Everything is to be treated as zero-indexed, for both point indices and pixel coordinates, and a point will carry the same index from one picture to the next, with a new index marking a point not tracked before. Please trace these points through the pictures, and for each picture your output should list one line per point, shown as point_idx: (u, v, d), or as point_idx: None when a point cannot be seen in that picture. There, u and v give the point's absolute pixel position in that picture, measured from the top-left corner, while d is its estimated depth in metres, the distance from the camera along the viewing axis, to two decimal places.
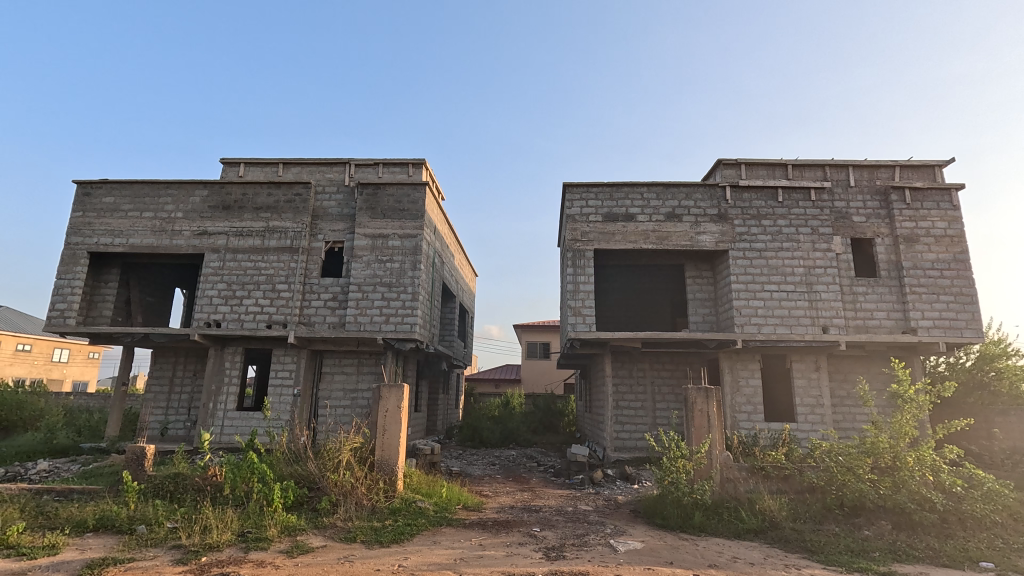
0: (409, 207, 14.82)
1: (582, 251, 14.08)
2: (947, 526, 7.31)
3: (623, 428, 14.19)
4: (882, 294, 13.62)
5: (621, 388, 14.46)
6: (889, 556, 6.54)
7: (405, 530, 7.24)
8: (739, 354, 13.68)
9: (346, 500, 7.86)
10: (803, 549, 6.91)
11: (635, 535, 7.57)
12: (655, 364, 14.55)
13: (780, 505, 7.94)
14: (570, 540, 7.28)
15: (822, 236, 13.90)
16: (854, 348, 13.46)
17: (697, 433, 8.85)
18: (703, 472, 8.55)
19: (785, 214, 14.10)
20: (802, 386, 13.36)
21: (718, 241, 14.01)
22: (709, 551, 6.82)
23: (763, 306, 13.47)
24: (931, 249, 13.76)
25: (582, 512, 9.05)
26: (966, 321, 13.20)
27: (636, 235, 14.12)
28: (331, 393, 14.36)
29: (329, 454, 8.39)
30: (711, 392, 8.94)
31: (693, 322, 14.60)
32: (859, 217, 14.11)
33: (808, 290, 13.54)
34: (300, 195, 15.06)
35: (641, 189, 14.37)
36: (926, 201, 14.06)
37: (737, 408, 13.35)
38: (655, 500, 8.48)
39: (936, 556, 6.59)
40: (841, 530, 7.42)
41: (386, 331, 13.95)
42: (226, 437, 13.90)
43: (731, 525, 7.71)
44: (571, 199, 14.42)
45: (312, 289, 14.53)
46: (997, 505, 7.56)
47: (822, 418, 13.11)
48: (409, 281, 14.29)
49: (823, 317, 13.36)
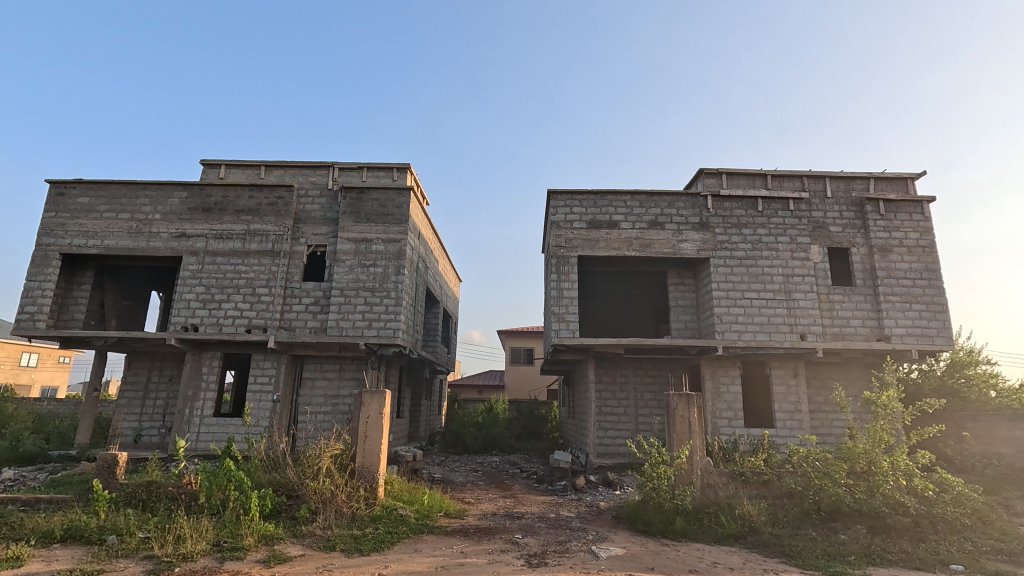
0: (393, 212, 14.75)
1: (566, 257, 14.19)
2: (921, 529, 7.47)
3: (606, 434, 14.27)
4: (857, 302, 13.94)
5: (604, 395, 14.54)
6: (864, 560, 6.66)
7: (384, 538, 7.14)
8: (721, 361, 13.83)
9: (326, 508, 7.75)
10: (782, 553, 6.99)
11: (617, 541, 7.60)
12: (637, 370, 14.64)
13: (760, 510, 8.02)
14: (552, 547, 7.27)
15: (801, 245, 14.19)
16: (832, 356, 13.72)
17: (678, 439, 8.96)
18: (684, 478, 8.63)
19: (764, 223, 14.36)
20: (781, 392, 13.57)
21: (699, 249, 14.21)
22: (689, 557, 6.85)
23: (743, 313, 13.70)
24: (904, 259, 14.14)
25: (565, 518, 9.05)
26: (938, 328, 13.60)
27: (619, 243, 14.25)
28: (312, 399, 14.13)
29: (309, 461, 8.26)
30: (693, 398, 9.04)
31: (676, 328, 14.76)
32: (836, 227, 14.44)
33: (786, 298, 13.79)
34: (282, 198, 14.87)
35: (624, 198, 14.52)
36: (899, 212, 14.46)
37: (717, 414, 13.50)
38: (637, 507, 8.54)
39: (909, 560, 6.74)
40: (818, 534, 7.53)
41: (369, 336, 13.79)
42: (202, 444, 13.58)
43: (712, 530, 7.79)
44: (555, 206, 14.53)
45: (294, 293, 14.33)
46: (966, 508, 7.78)
47: (800, 423, 13.33)
48: (393, 286, 14.20)
49: (801, 324, 13.62)
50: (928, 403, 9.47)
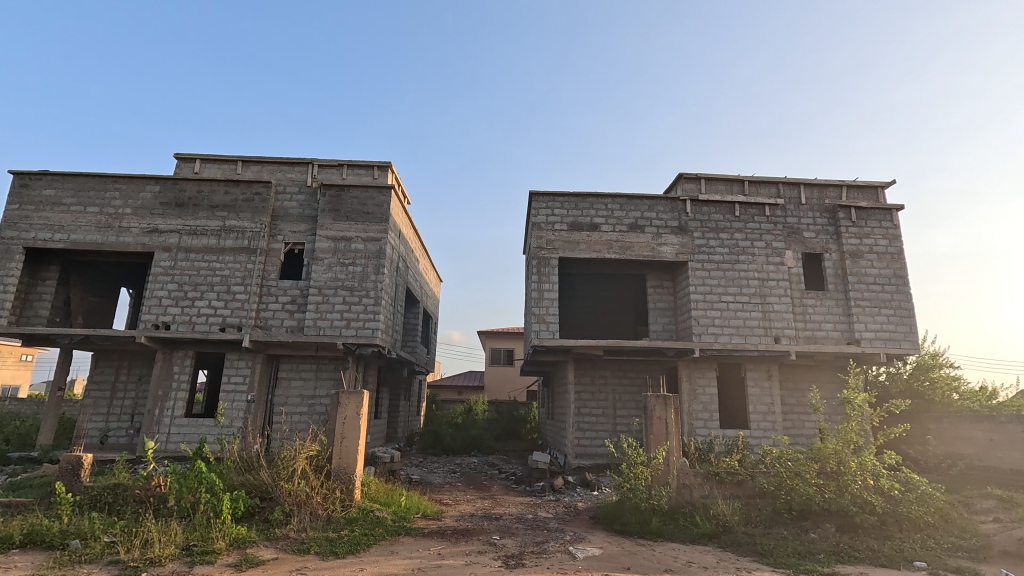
0: (373, 210, 14.60)
1: (547, 258, 14.24)
2: (886, 527, 7.71)
3: (584, 435, 14.35)
4: (829, 307, 14.31)
5: (583, 396, 14.63)
6: (833, 558, 6.83)
7: (360, 541, 7.05)
8: (698, 362, 14.05)
9: (300, 510, 7.62)
10: (754, 552, 7.13)
11: (594, 541, 7.66)
12: (616, 372, 14.77)
13: (733, 510, 8.18)
14: (529, 547, 7.28)
15: (776, 250, 14.51)
16: (804, 358, 14.06)
17: (655, 440, 9.07)
18: (660, 478, 8.73)
19: (741, 228, 14.64)
20: (756, 394, 13.85)
21: (678, 252, 14.41)
22: (664, 556, 6.94)
23: (719, 316, 13.95)
24: (874, 265, 14.57)
25: (543, 519, 9.08)
26: (905, 332, 14.06)
27: (600, 245, 14.36)
28: (287, 399, 13.88)
29: (283, 462, 8.10)
30: (670, 400, 9.15)
31: (654, 330, 14.95)
32: (809, 233, 14.80)
33: (761, 302, 14.08)
34: (259, 194, 14.59)
35: (605, 201, 14.64)
36: (870, 220, 14.89)
37: (694, 415, 13.70)
38: (614, 507, 8.61)
39: (875, 557, 6.94)
40: (789, 533, 7.71)
41: (347, 336, 13.62)
42: (172, 445, 13.23)
43: (687, 530, 7.91)
44: (537, 207, 14.57)
45: (270, 292, 14.06)
46: (930, 507, 8.05)
47: (774, 425, 13.63)
48: (372, 285, 14.05)
49: (775, 327, 13.92)
50: (895, 406, 9.76)
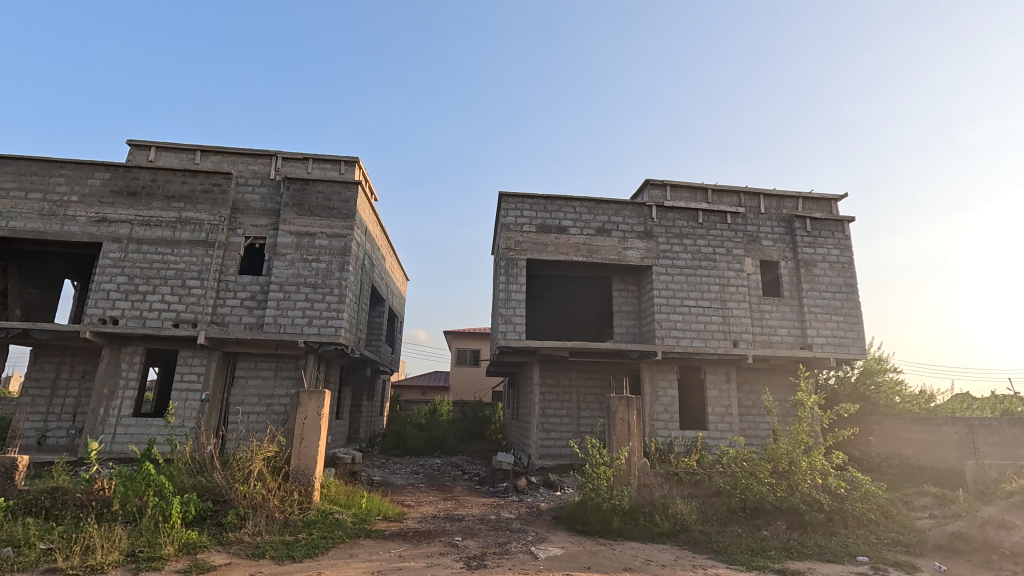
0: (339, 206, 14.30)
1: (516, 259, 14.28)
2: (832, 524, 8.08)
3: (548, 436, 14.44)
4: (785, 313, 14.89)
5: (547, 397, 14.73)
6: (783, 554, 7.10)
7: (319, 544, 6.88)
8: (660, 365, 14.36)
9: (256, 513, 7.37)
10: (710, 550, 7.34)
11: (556, 541, 7.72)
12: (581, 373, 14.94)
13: (691, 509, 8.40)
14: (492, 548, 7.27)
15: (736, 257, 14.99)
16: (760, 362, 14.58)
17: (618, 440, 9.23)
18: (622, 478, 8.87)
19: (704, 235, 15.07)
20: (714, 396, 14.27)
21: (643, 257, 14.71)
22: (624, 555, 7.05)
23: (681, 319, 14.31)
24: (826, 274, 15.25)
25: (505, 520, 9.09)
26: (853, 338, 14.78)
27: (567, 248, 14.51)
28: (244, 399, 13.41)
29: (239, 464, 7.81)
30: (632, 401, 9.32)
31: (618, 333, 15.21)
32: (767, 241, 15.36)
33: (721, 307, 14.52)
34: (218, 185, 14.05)
35: (573, 204, 14.80)
36: (823, 230, 15.58)
37: (655, 416, 13.99)
38: (576, 507, 8.70)
39: (822, 553, 7.26)
40: (743, 530, 7.97)
41: (308, 334, 13.28)
42: (118, 446, 12.57)
43: (646, 529, 8.06)
44: (506, 208, 14.60)
45: (228, 287, 13.56)
46: (872, 504, 8.48)
47: (731, 426, 14.07)
48: (336, 282, 13.75)
49: (734, 332, 14.39)
50: (843, 408, 10.24)
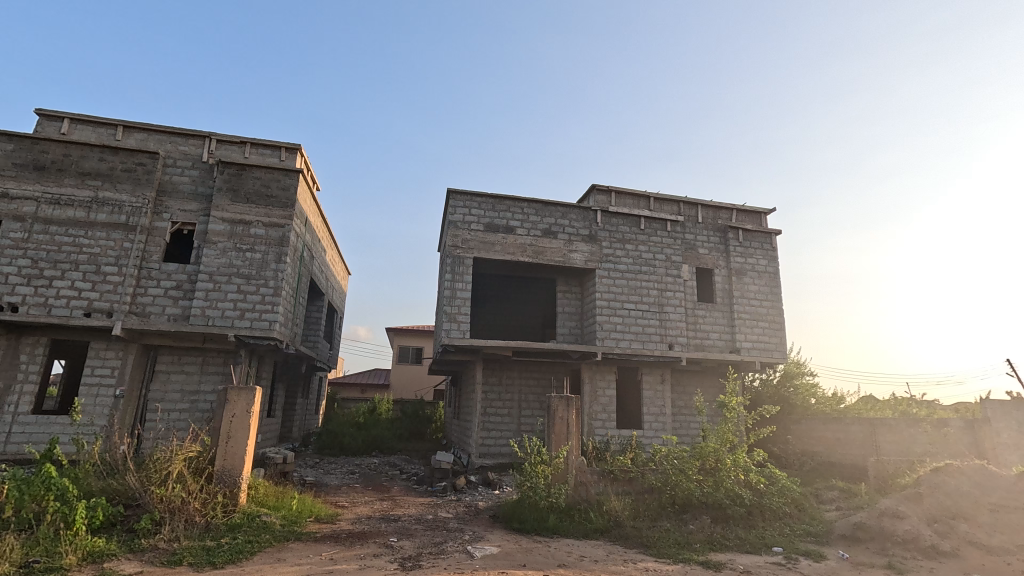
0: (278, 194, 13.65)
1: (462, 258, 14.21)
2: (752, 517, 8.62)
3: (489, 435, 14.46)
4: (716, 318, 15.71)
5: (489, 396, 14.75)
6: (707, 547, 7.49)
7: (243, 549, 6.53)
8: (600, 365, 14.75)
9: (173, 518, 6.88)
10: (640, 544, 7.62)
11: (492, 539, 7.74)
12: (523, 372, 15.07)
13: (624, 506, 8.67)
14: (428, 548, 7.19)
15: (674, 263, 15.65)
16: (693, 364, 15.30)
17: (557, 439, 9.40)
18: (560, 476, 9.04)
19: (645, 241, 15.62)
20: (650, 396, 14.84)
21: (587, 260, 15.05)
22: (559, 551, 7.19)
23: (621, 322, 14.77)
24: (755, 282, 16.24)
25: (442, 519, 9.02)
26: (776, 344, 15.82)
27: (514, 248, 14.59)
28: (164, 395, 12.51)
29: (156, 465, 7.28)
30: (572, 401, 9.53)
31: (561, 333, 15.49)
32: (703, 249, 16.14)
33: (659, 311, 15.12)
34: (143, 165, 13.04)
35: (521, 205, 14.90)
36: (753, 242, 16.58)
37: (593, 416, 14.35)
38: (514, 505, 8.77)
39: (742, 544, 7.72)
40: (671, 525, 8.33)
41: (239, 328, 12.58)
42: (13, 447, 11.37)
43: (581, 526, 8.25)
44: (454, 205, 14.49)
45: (151, 275, 12.60)
46: (787, 498, 9.12)
47: (664, 425, 14.67)
48: (272, 274, 13.12)
49: (669, 335, 15.01)
50: (765, 409, 10.92)
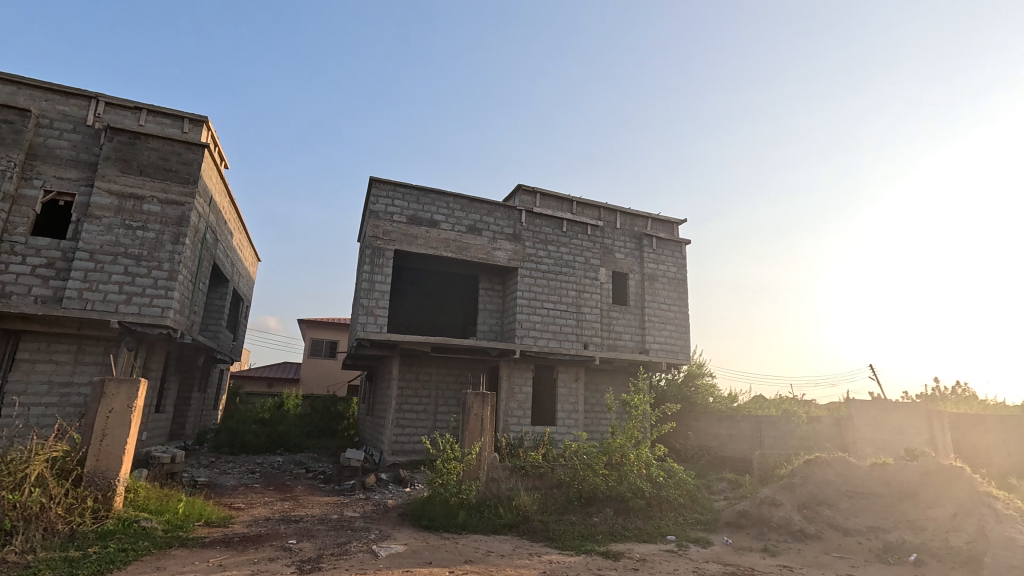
0: (178, 168, 12.45)
1: (382, 249, 13.79)
2: (650, 509, 9.15)
3: (403, 431, 14.17)
4: (629, 320, 16.51)
5: (405, 392, 14.45)
6: (608, 538, 7.84)
7: (114, 558, 5.88)
8: (517, 363, 14.97)
9: (28, 527, 6.04)
10: (546, 538, 7.81)
11: (399, 538, 7.58)
12: (441, 368, 14.92)
13: (532, 500, 8.86)
14: (329, 550, 6.89)
15: (592, 266, 16.23)
16: (606, 364, 15.97)
17: (470, 436, 9.39)
18: (471, 473, 9.06)
19: (566, 243, 16.06)
20: (564, 393, 15.29)
21: (510, 258, 15.19)
22: (466, 548, 7.18)
23: (539, 321, 15.08)
24: (665, 288, 17.25)
25: (347, 519, 8.70)
26: (681, 346, 16.93)
27: (437, 242, 14.39)
28: (27, 388, 10.97)
29: (8, 467, 6.36)
30: (487, 397, 9.58)
31: (481, 330, 15.53)
32: (620, 254, 16.88)
33: (577, 311, 15.62)
34: (9, 123, 11.38)
35: (446, 199, 14.74)
36: (665, 250, 17.60)
37: (509, 412, 14.54)
38: (423, 503, 8.65)
39: (639, 534, 8.17)
40: (577, 518, 8.63)
41: (125, 314, 11.32)
42: None
43: (490, 521, 8.31)
44: (376, 194, 14.03)
45: (14, 250, 11.00)
46: (683, 490, 9.78)
47: (576, 422, 15.19)
48: (167, 256, 11.95)
49: (585, 335, 15.55)
50: (668, 407, 11.64)
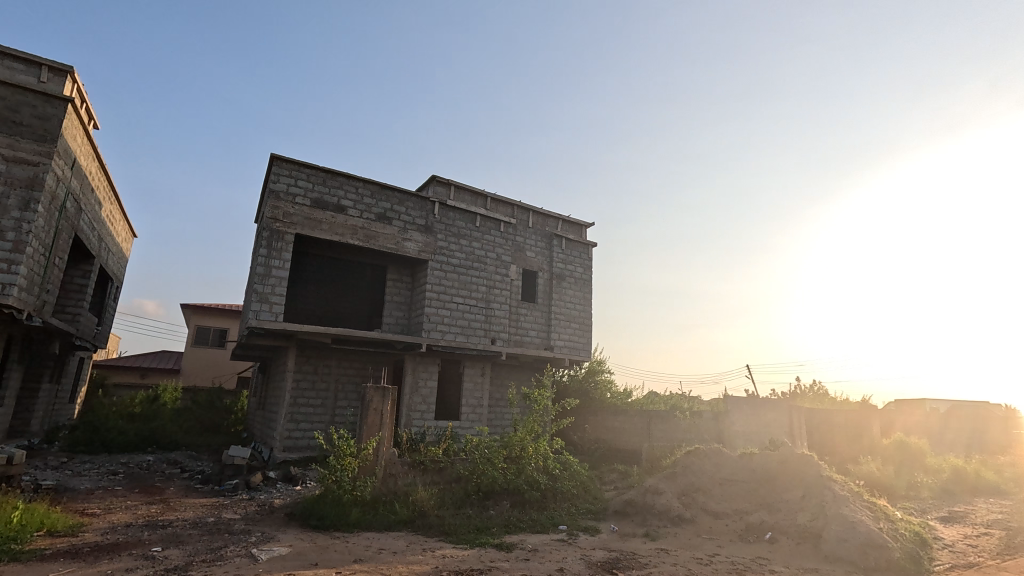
0: (31, 123, 10.71)
1: (282, 232, 12.89)
2: (545, 500, 9.44)
3: (296, 427, 13.36)
4: (536, 317, 16.91)
5: (301, 385, 13.63)
6: (503, 530, 7.96)
7: None
8: (423, 357, 14.72)
9: None
10: (441, 533, 7.76)
11: (284, 539, 7.14)
12: (342, 361, 14.27)
13: (430, 496, 8.77)
14: (201, 556, 6.29)
15: (503, 263, 16.39)
16: (511, 359, 16.23)
17: (368, 430, 9.07)
18: (367, 469, 8.76)
19: (479, 238, 16.07)
20: (469, 388, 15.32)
21: (421, 250, 14.88)
22: (357, 546, 6.93)
23: (448, 315, 14.94)
24: (571, 287, 17.88)
25: (226, 521, 8.03)
26: (584, 344, 17.66)
27: (344, 229, 13.72)
28: None
29: None
30: (388, 391, 9.33)
31: (387, 323, 15.08)
32: (531, 253, 17.21)
33: (486, 306, 15.69)
34: None
35: (356, 184, 14.11)
36: (574, 251, 18.24)
37: (412, 407, 14.28)
38: (314, 501, 8.22)
39: (533, 525, 8.40)
40: (474, 512, 8.68)
41: None
42: None
43: (384, 518, 8.10)
44: (277, 173, 13.07)
45: None
46: (576, 481, 10.21)
47: (479, 416, 15.29)
48: (11, 224, 10.22)
49: (493, 330, 15.67)
50: (567, 402, 12.09)
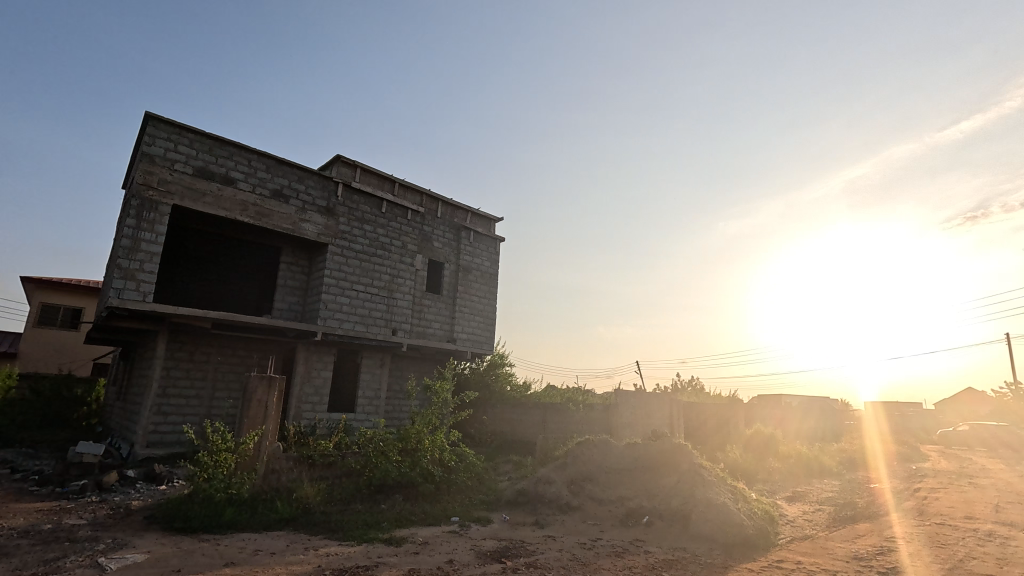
0: None
1: (155, 202, 11.44)
2: (439, 492, 9.38)
3: (164, 420, 12.00)
4: (440, 309, 16.72)
5: (172, 374, 12.25)
6: (393, 525, 7.78)
7: None
8: (317, 346, 13.92)
9: None
10: (327, 530, 7.40)
11: (140, 545, 6.36)
12: (223, 348, 13.04)
13: (316, 492, 8.33)
14: (30, 570, 5.39)
15: (409, 252, 15.97)
16: (412, 351, 15.91)
17: (249, 423, 8.37)
18: (246, 464, 8.09)
19: (384, 225, 15.50)
20: (366, 379, 14.77)
21: (320, 233, 14.01)
22: (229, 549, 6.37)
23: (347, 303, 14.25)
24: (477, 280, 17.91)
25: (67, 528, 6.98)
26: (486, 337, 17.80)
27: (232, 204, 12.50)
28: None
29: None
30: (274, 381, 8.68)
31: (278, 309, 14.04)
32: (437, 243, 16.96)
33: (388, 296, 15.20)
34: None
35: (248, 156, 12.92)
36: (481, 244, 18.28)
37: (302, 399, 13.46)
38: (181, 501, 7.42)
39: (425, 518, 8.31)
40: (363, 507, 8.39)
41: None
42: None
43: (263, 517, 7.54)
44: (152, 134, 11.57)
45: None
46: (471, 473, 10.26)
47: (376, 409, 14.81)
48: None
49: (394, 321, 15.23)
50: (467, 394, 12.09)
